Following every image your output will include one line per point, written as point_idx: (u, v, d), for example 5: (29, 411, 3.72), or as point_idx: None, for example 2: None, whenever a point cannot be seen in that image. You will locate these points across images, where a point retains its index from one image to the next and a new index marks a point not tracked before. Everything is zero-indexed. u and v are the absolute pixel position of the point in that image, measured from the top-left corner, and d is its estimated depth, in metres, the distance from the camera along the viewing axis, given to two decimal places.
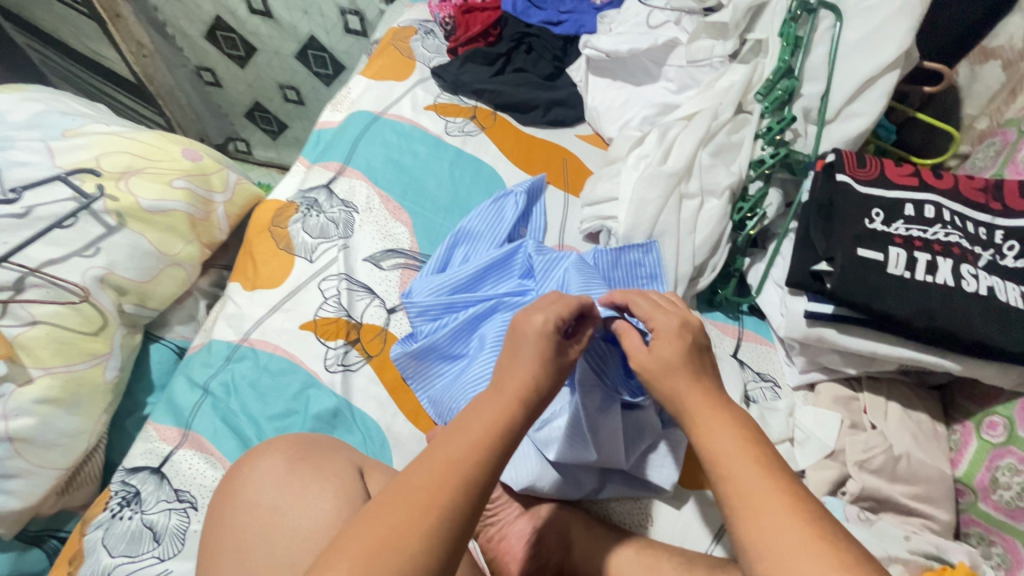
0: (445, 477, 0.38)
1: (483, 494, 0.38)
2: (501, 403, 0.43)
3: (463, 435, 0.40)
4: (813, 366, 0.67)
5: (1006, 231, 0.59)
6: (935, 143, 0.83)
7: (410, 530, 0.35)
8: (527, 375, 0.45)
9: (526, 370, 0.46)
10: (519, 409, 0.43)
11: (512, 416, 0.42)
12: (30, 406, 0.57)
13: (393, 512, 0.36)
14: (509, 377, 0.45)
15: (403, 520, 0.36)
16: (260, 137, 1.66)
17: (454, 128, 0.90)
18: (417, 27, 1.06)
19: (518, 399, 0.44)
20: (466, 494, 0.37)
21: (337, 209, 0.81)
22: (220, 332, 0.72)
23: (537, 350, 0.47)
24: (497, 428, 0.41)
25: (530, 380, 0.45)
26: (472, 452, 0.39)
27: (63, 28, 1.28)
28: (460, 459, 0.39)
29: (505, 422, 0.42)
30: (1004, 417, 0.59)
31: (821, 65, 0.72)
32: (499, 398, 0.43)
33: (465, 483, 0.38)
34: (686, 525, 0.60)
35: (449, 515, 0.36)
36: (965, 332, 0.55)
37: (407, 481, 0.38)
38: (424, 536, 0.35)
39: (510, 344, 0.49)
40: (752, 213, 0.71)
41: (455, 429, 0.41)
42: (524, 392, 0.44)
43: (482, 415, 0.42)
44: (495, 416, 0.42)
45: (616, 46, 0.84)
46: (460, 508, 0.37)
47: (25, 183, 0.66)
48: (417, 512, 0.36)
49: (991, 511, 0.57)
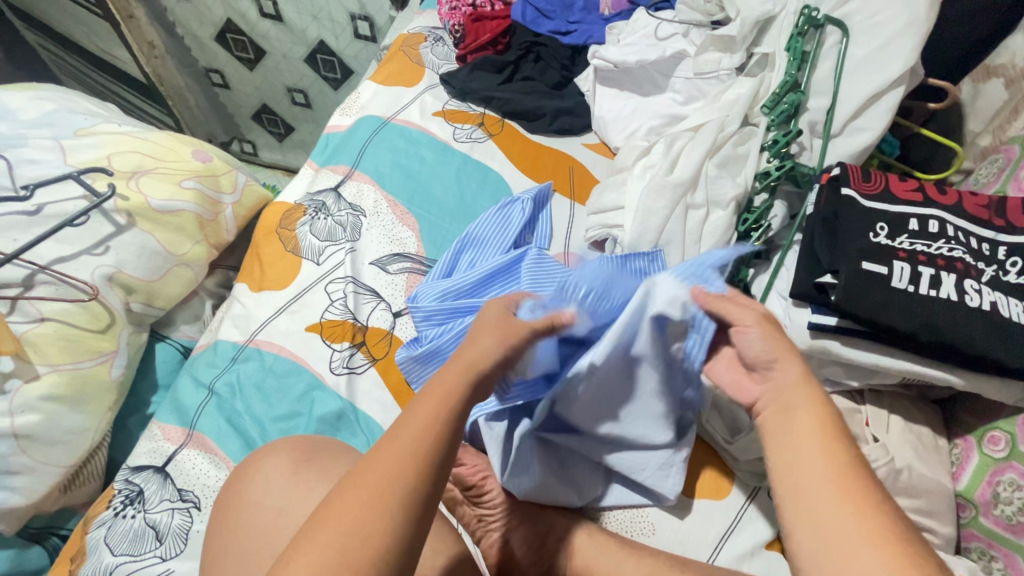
0: (400, 459, 0.37)
1: (441, 470, 0.38)
2: (449, 379, 0.42)
3: (415, 413, 0.40)
4: (816, 378, 0.68)
5: (1009, 247, 0.59)
6: (938, 158, 0.84)
7: (371, 516, 0.35)
8: (485, 353, 0.45)
9: (486, 350, 0.45)
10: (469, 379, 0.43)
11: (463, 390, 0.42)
12: (37, 402, 0.58)
13: (351, 496, 0.36)
14: (464, 351, 0.45)
15: (360, 506, 0.35)
16: (266, 139, 1.67)
17: (462, 135, 0.91)
18: (426, 34, 1.08)
19: (469, 369, 0.43)
20: (423, 473, 0.37)
21: (344, 212, 0.81)
22: (226, 333, 0.72)
23: (492, 331, 0.47)
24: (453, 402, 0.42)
25: (476, 356, 0.44)
26: (425, 432, 0.39)
27: (76, 29, 1.30)
28: (413, 441, 0.38)
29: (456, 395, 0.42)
30: (1006, 432, 0.59)
31: (826, 81, 0.73)
32: (448, 374, 0.43)
33: (420, 464, 0.37)
34: (688, 535, 0.60)
35: (409, 497, 0.36)
36: (967, 347, 0.55)
37: (363, 467, 0.37)
38: (386, 521, 0.35)
39: (475, 330, 0.48)
40: (757, 225, 0.72)
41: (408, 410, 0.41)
42: (476, 366, 0.44)
43: (432, 392, 0.41)
44: (441, 393, 0.41)
45: (624, 57, 0.85)
46: (417, 486, 0.37)
47: (36, 180, 0.66)
48: (377, 496, 0.36)
49: (992, 526, 0.57)
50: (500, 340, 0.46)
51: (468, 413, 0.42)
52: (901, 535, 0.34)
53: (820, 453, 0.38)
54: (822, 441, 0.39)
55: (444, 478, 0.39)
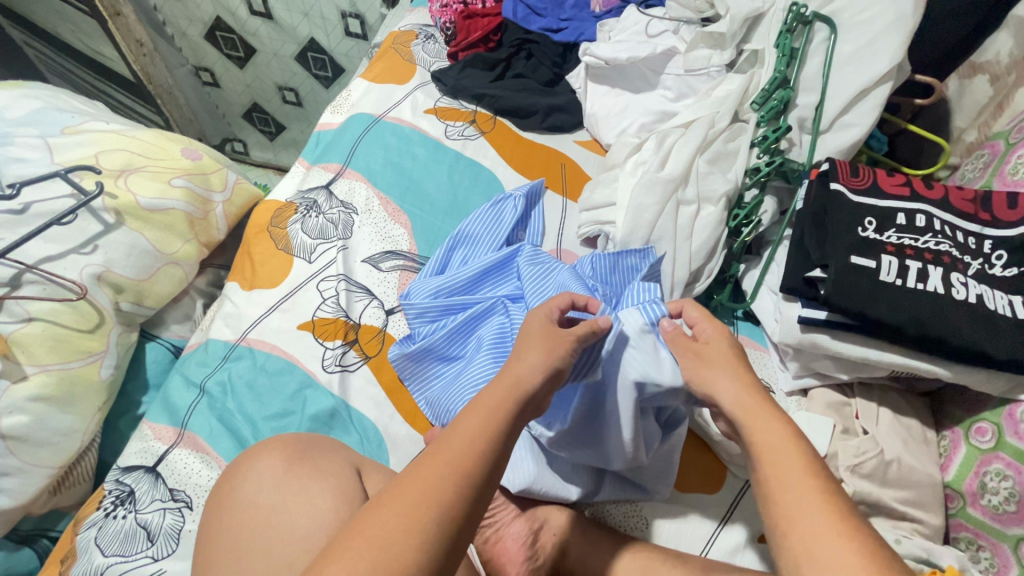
0: (444, 473, 0.38)
1: (483, 487, 0.39)
2: (497, 397, 0.44)
3: (460, 429, 0.41)
4: (806, 371, 0.68)
5: (994, 241, 0.60)
6: (926, 154, 0.85)
7: (409, 528, 0.35)
8: (531, 370, 0.46)
9: (528, 366, 0.46)
10: (516, 398, 0.44)
11: (507, 410, 0.43)
12: (25, 403, 0.57)
13: (390, 508, 0.37)
14: (509, 367, 0.47)
15: (398, 516, 0.36)
16: (257, 138, 1.66)
17: (454, 132, 0.91)
18: (418, 31, 1.07)
19: (514, 387, 0.45)
20: (465, 489, 0.38)
21: (336, 210, 0.81)
22: (217, 332, 0.71)
23: (538, 345, 0.48)
24: (490, 420, 0.42)
25: (521, 376, 0.46)
26: (469, 445, 0.40)
27: (63, 27, 1.28)
28: (457, 456, 0.39)
29: (502, 411, 0.43)
30: (992, 423, 0.60)
31: (815, 78, 0.74)
32: (495, 393, 0.45)
33: (462, 479, 0.38)
34: (683, 525, 0.60)
35: (447, 512, 0.37)
36: (954, 339, 0.56)
37: (406, 479, 0.38)
38: (422, 533, 0.35)
39: (518, 345, 0.50)
40: (748, 220, 0.73)
41: (452, 426, 0.42)
42: (522, 382, 0.45)
43: (477, 406, 0.43)
44: (486, 410, 0.43)
45: (615, 54, 0.86)
46: (458, 502, 0.37)
47: (23, 179, 0.65)
48: (416, 508, 0.36)
49: (980, 516, 0.58)
50: (541, 357, 0.47)
51: (513, 432, 0.43)
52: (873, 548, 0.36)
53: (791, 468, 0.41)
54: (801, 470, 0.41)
55: (484, 496, 0.39)
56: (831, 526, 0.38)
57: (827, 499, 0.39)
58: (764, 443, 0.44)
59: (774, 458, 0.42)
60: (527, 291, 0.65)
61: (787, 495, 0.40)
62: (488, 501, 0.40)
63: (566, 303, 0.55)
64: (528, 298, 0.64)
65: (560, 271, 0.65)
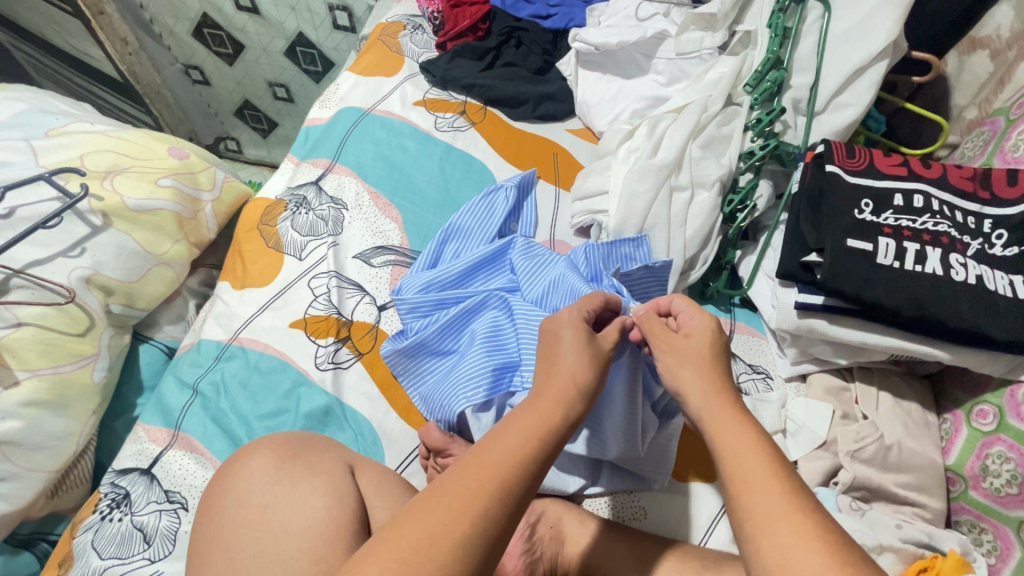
0: (477, 484, 0.37)
1: (516, 502, 0.38)
2: (541, 413, 0.43)
3: (495, 442, 0.40)
4: (805, 357, 0.68)
5: (994, 221, 0.59)
6: (925, 133, 0.84)
7: (442, 534, 0.35)
8: (557, 379, 0.46)
9: (564, 370, 0.46)
10: (562, 412, 0.44)
11: (554, 421, 0.43)
12: (16, 408, 0.57)
13: (423, 517, 0.36)
14: (554, 373, 0.46)
15: (423, 531, 0.35)
16: (250, 136, 1.66)
17: (443, 124, 0.89)
18: (406, 22, 1.06)
19: (564, 399, 0.44)
20: (494, 503, 0.37)
21: (325, 206, 0.80)
22: (209, 332, 0.71)
23: (582, 357, 0.48)
24: (534, 437, 0.41)
25: (574, 375, 0.46)
26: (502, 457, 0.39)
27: (49, 28, 1.27)
28: (493, 465, 0.38)
29: (550, 425, 0.42)
30: (994, 405, 0.59)
31: (809, 57, 0.71)
32: (539, 404, 0.44)
33: (489, 497, 0.37)
34: (679, 514, 0.60)
35: (477, 531, 0.35)
36: (952, 320, 0.55)
37: (443, 485, 0.38)
38: (449, 542, 0.34)
39: (550, 343, 0.50)
40: (742, 205, 0.71)
41: (494, 435, 0.41)
42: (569, 397, 0.44)
43: (526, 416, 0.43)
44: (526, 428, 0.42)
45: (605, 39, 0.83)
46: (490, 518, 0.36)
47: (7, 184, 0.65)
48: (447, 519, 0.35)
49: (983, 499, 0.57)
50: (576, 355, 0.47)
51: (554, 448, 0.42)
52: (830, 535, 0.35)
53: (749, 462, 0.39)
54: (759, 461, 0.39)
55: (519, 509, 0.38)
56: (797, 527, 0.35)
57: (791, 504, 0.36)
58: (724, 441, 0.41)
59: (733, 454, 0.40)
60: (522, 283, 0.66)
61: (749, 491, 0.38)
62: (517, 523, 0.38)
63: (597, 301, 0.54)
64: (526, 291, 0.65)
65: (554, 263, 0.65)
